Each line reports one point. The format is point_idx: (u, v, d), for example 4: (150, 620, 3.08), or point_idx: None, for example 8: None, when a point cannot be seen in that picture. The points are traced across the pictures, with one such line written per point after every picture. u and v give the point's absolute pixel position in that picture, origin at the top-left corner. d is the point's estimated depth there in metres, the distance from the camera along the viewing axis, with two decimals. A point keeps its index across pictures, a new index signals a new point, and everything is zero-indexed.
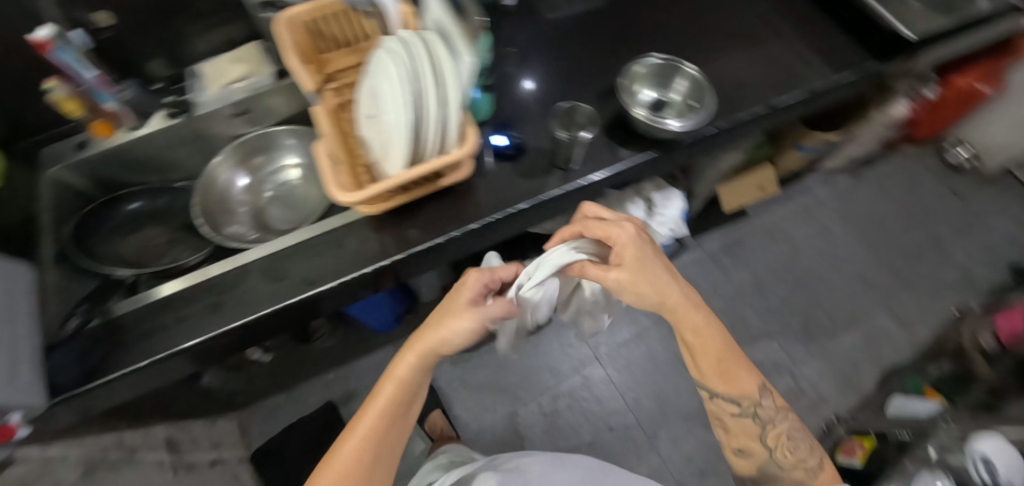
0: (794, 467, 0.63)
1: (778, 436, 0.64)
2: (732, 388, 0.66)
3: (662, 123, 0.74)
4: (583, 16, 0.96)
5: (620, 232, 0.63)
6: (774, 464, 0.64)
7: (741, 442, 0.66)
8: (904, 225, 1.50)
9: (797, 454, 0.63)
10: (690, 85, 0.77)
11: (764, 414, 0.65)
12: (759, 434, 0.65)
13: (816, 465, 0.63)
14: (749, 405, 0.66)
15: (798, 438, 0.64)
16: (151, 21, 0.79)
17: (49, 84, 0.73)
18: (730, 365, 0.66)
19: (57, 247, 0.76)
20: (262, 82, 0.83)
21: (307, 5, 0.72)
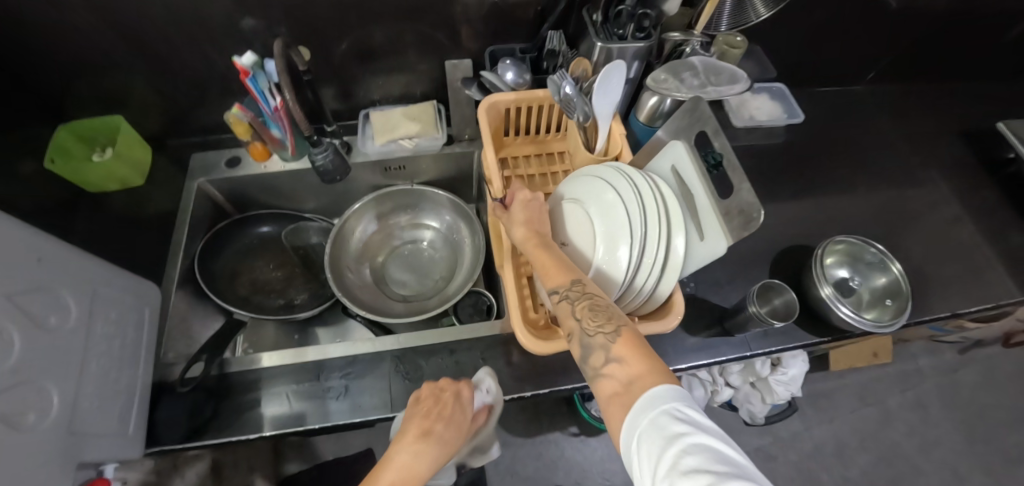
0: (595, 334, 0.45)
1: (582, 308, 0.47)
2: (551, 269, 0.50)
3: (838, 307, 0.67)
4: (759, 152, 0.92)
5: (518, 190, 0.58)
6: (585, 337, 0.46)
7: (566, 325, 0.48)
8: (1009, 424, 1.37)
9: (596, 318, 0.45)
10: (888, 287, 0.71)
11: (575, 290, 0.48)
12: (574, 311, 0.47)
13: (619, 329, 0.44)
14: (564, 288, 0.48)
15: (603, 307, 0.46)
16: (339, 62, 0.77)
17: (233, 109, 0.70)
18: (556, 259, 0.51)
19: (184, 266, 0.74)
20: (427, 145, 0.80)
21: (511, 93, 0.68)
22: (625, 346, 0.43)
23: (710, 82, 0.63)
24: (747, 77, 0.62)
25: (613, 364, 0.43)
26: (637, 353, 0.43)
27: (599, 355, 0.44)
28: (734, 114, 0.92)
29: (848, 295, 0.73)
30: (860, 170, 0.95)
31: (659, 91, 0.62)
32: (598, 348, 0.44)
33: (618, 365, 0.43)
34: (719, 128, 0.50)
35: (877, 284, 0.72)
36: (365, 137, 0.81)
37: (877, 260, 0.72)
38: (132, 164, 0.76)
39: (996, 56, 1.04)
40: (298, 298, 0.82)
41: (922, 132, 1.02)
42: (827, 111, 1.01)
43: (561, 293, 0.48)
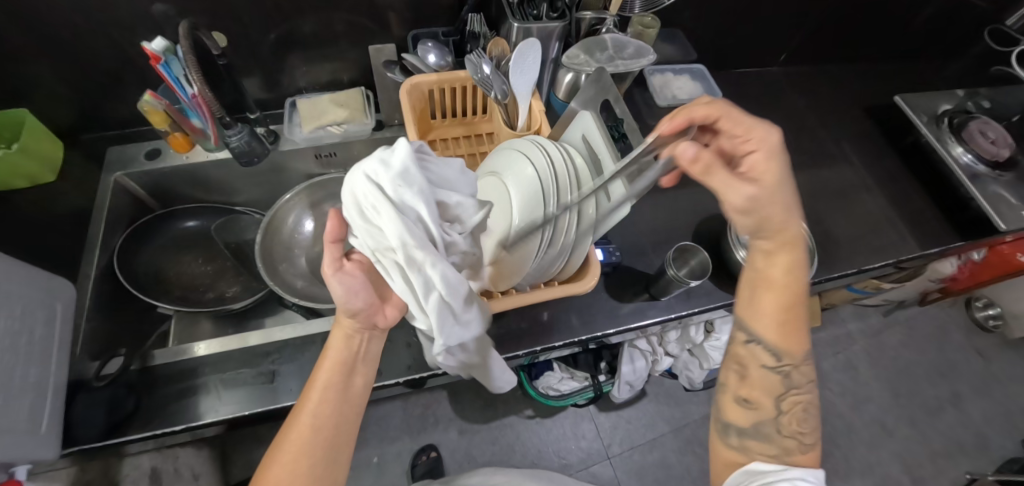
0: (789, 436, 0.55)
1: (794, 402, 0.56)
2: (781, 338, 0.55)
3: (752, 267, 0.71)
4: None
5: (761, 134, 0.51)
6: (773, 428, 0.56)
7: (751, 395, 0.57)
8: (929, 378, 1.49)
9: (801, 427, 0.56)
10: (797, 245, 0.76)
11: (794, 380, 0.56)
12: (781, 399, 0.56)
13: (811, 442, 0.55)
14: (782, 365, 0.56)
15: (808, 416, 0.56)
16: (258, 49, 0.76)
17: (146, 97, 0.68)
18: (799, 324, 0.56)
19: (102, 263, 0.71)
20: (356, 131, 0.80)
21: (431, 74, 0.69)
22: (805, 457, 0.55)
23: (619, 56, 0.66)
24: (653, 49, 0.65)
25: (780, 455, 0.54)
26: (813, 462, 0.55)
27: (775, 448, 0.55)
28: (658, 93, 0.96)
29: None
30: None
31: (571, 67, 0.65)
32: (779, 447, 0.55)
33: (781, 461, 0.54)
34: (619, 95, 0.54)
35: (788, 243, 0.78)
36: (293, 124, 0.80)
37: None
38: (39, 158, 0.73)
39: (892, 36, 1.14)
40: (231, 290, 0.82)
41: (831, 108, 1.09)
42: (745, 91, 1.07)
43: (778, 371, 0.56)
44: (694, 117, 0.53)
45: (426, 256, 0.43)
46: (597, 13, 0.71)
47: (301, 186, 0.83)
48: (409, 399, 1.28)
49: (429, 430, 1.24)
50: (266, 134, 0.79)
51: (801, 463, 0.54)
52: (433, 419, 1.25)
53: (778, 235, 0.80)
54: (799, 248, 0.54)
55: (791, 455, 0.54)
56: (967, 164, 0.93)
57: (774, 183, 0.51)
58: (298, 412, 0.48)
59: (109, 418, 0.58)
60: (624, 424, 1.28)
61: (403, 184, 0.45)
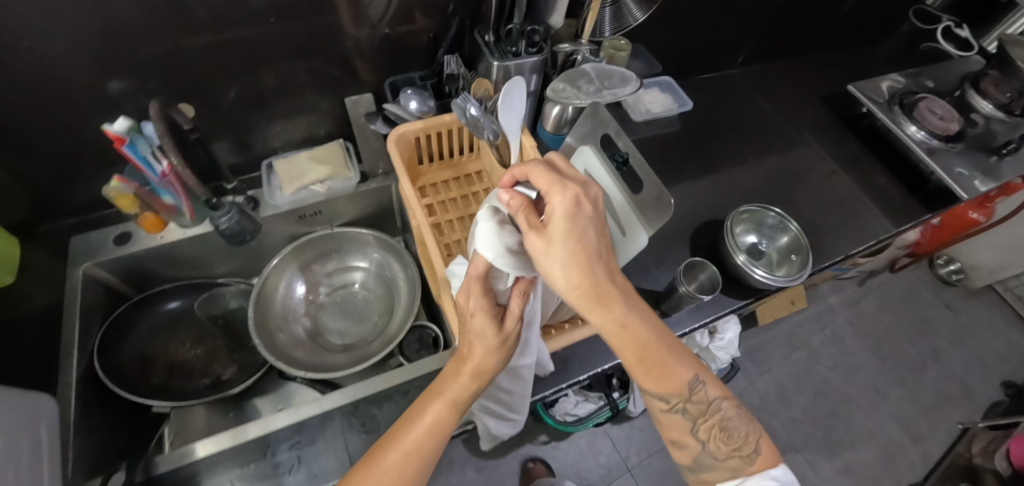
0: (728, 456, 0.50)
1: (711, 427, 0.51)
2: (660, 384, 0.50)
3: (751, 270, 0.73)
4: (660, 141, 0.99)
5: (556, 198, 0.44)
6: (708, 456, 0.51)
7: (677, 435, 0.53)
8: (909, 338, 1.58)
9: (731, 443, 0.50)
10: (793, 244, 0.79)
11: (696, 411, 0.50)
12: (697, 430, 0.51)
13: (756, 450, 0.50)
14: (680, 403, 0.51)
15: (733, 430, 0.51)
16: (226, 114, 0.72)
17: (113, 182, 0.63)
18: (666, 363, 0.50)
19: (82, 367, 0.66)
20: (340, 187, 0.77)
21: (417, 122, 0.67)
22: (756, 466, 0.49)
23: (605, 86, 0.67)
24: (635, 76, 0.67)
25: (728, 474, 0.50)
26: (767, 461, 0.50)
27: (725, 471, 0.50)
28: (632, 110, 0.99)
29: (761, 258, 0.81)
30: (750, 143, 1.04)
31: (560, 101, 0.65)
32: (725, 469, 0.50)
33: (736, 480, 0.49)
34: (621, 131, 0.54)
35: (782, 242, 0.81)
36: (271, 188, 0.76)
37: (777, 222, 0.80)
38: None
39: (833, 28, 1.21)
40: (227, 372, 0.76)
41: (790, 101, 1.15)
42: (710, 96, 1.11)
43: (675, 409, 0.51)
44: (514, 175, 0.49)
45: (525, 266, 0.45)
46: (574, 44, 0.71)
47: (286, 249, 0.78)
48: None
49: (446, 474, 1.20)
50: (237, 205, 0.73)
51: (753, 473, 0.49)
52: (447, 461, 1.21)
53: (772, 235, 0.82)
54: (616, 306, 0.47)
55: (743, 471, 0.49)
56: (922, 141, 0.99)
57: (566, 239, 0.44)
58: (409, 432, 0.49)
59: None
60: (638, 433, 1.29)
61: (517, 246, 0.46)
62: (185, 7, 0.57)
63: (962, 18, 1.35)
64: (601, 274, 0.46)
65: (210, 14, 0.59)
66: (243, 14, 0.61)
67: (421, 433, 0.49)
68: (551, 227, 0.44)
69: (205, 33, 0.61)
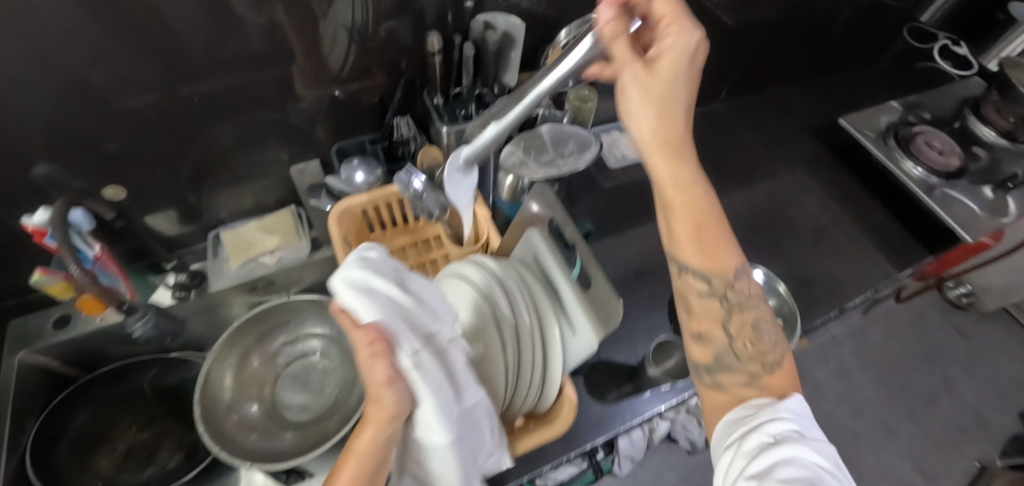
0: (750, 360, 0.46)
1: (742, 322, 0.47)
2: (702, 257, 0.47)
3: None
4: (639, 186, 0.93)
5: (673, 42, 0.41)
6: (730, 355, 0.47)
7: (705, 326, 0.48)
8: (919, 368, 1.49)
9: (757, 344, 0.47)
10: (779, 307, 0.72)
11: (734, 298, 0.47)
12: (726, 317, 0.47)
13: (777, 360, 0.47)
14: (720, 286, 0.47)
15: (763, 332, 0.48)
16: (165, 189, 0.68)
17: (37, 275, 0.59)
18: (710, 244, 0.47)
19: (11, 466, 0.62)
20: (291, 258, 0.73)
21: (361, 196, 0.63)
22: (776, 378, 0.46)
23: (561, 152, 0.62)
24: (594, 141, 0.62)
25: (758, 391, 0.45)
26: (787, 384, 0.46)
27: (744, 376, 0.46)
28: (607, 155, 0.94)
29: None
30: (736, 184, 0.98)
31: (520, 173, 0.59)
32: (746, 372, 0.46)
33: (759, 390, 0.45)
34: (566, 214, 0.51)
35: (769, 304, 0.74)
36: (219, 260, 0.72)
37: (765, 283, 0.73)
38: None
39: (823, 53, 1.15)
40: (173, 459, 0.71)
41: (779, 134, 1.09)
42: (693, 133, 1.05)
43: (709, 293, 0.47)
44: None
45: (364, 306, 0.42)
46: (529, 106, 0.67)
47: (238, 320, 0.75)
48: None
49: None
50: (175, 287, 0.68)
51: (774, 387, 0.45)
52: None
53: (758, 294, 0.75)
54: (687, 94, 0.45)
55: (761, 379, 0.46)
56: (919, 177, 0.93)
57: (676, 72, 0.41)
58: None
59: None
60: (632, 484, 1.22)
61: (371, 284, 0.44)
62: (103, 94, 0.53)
63: (960, 34, 1.29)
64: (677, 127, 0.44)
65: (131, 93, 0.55)
66: (170, 95, 0.57)
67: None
68: (669, 60, 0.41)
69: (130, 117, 0.57)
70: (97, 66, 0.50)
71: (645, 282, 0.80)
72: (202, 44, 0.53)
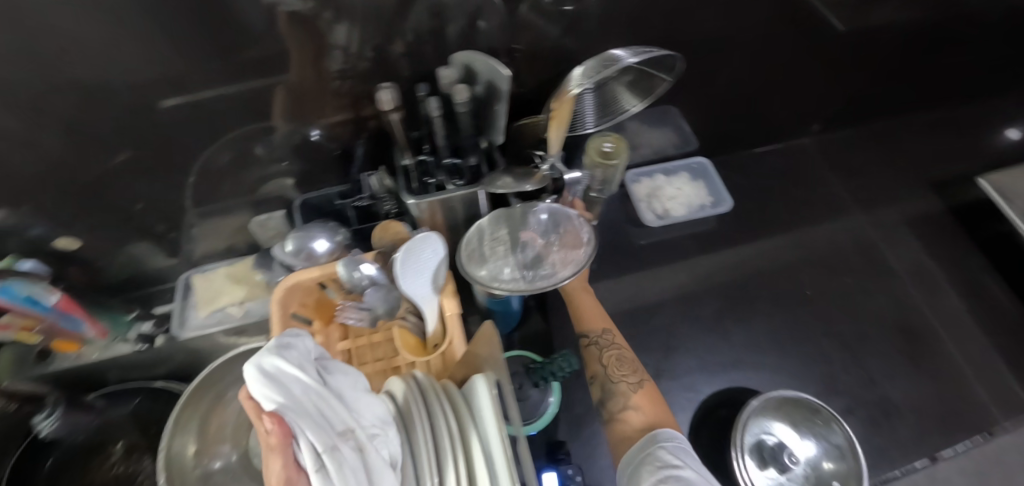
0: (619, 381, 0.54)
1: (611, 357, 0.56)
2: (590, 319, 0.59)
3: None
4: (680, 248, 0.75)
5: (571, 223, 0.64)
6: (609, 383, 0.54)
7: (591, 368, 0.57)
8: None
9: (621, 370, 0.54)
10: (840, 473, 0.54)
11: (604, 343, 0.57)
12: (602, 358, 0.56)
13: (641, 382, 0.53)
14: (596, 336, 0.58)
15: (627, 361, 0.55)
16: (134, 226, 0.63)
17: None
18: (593, 307, 0.61)
19: None
20: (258, 310, 0.66)
21: (315, 268, 0.53)
22: (643, 397, 0.52)
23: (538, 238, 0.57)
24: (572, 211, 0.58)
25: (632, 412, 0.51)
26: (654, 403, 0.52)
27: (620, 401, 0.52)
28: (644, 208, 0.76)
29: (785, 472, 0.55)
30: (813, 252, 0.76)
31: (473, 270, 0.52)
32: (620, 393, 0.53)
33: (634, 412, 0.51)
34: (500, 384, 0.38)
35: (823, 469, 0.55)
36: (185, 306, 0.67)
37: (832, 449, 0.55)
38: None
39: (961, 75, 0.86)
40: None
41: (881, 184, 0.84)
42: (764, 176, 0.83)
43: (591, 338, 0.58)
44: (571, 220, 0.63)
45: (273, 394, 0.33)
46: (517, 178, 0.51)
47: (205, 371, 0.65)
48: None
49: None
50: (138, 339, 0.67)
51: (642, 405, 0.51)
52: None
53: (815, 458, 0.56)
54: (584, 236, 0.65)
55: (630, 399, 0.52)
56: None
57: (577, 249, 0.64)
58: None
59: None
60: None
61: (287, 369, 0.36)
62: (37, 132, 0.48)
63: None
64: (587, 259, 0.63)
65: (66, 134, 0.49)
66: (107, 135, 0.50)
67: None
68: None
69: (75, 154, 0.52)
70: (19, 103, 0.45)
71: (663, 389, 0.63)
72: (135, 78, 0.47)
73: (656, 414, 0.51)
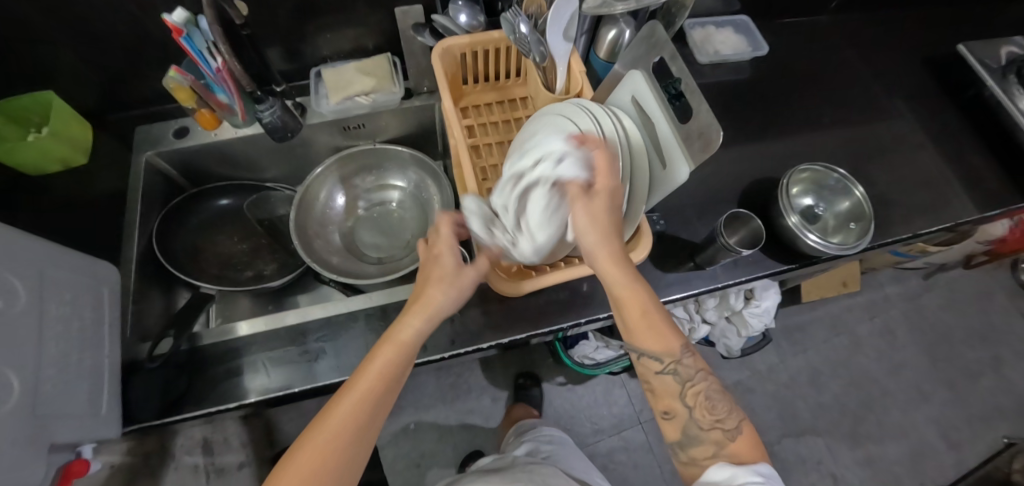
0: (711, 428, 0.53)
1: (697, 394, 0.54)
2: (655, 343, 0.53)
3: (824, 246, 0.67)
4: (726, 88, 0.90)
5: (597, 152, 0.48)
6: (696, 427, 0.54)
7: (665, 403, 0.56)
8: (967, 341, 1.45)
9: (715, 414, 0.53)
10: (851, 211, 0.71)
11: (685, 374, 0.54)
12: (685, 394, 0.54)
13: (736, 426, 0.54)
14: (671, 364, 0.53)
15: (717, 399, 0.54)
16: (274, 17, 0.72)
17: (172, 72, 0.65)
18: (662, 325, 0.53)
19: (141, 246, 0.71)
20: (384, 101, 0.77)
21: (464, 38, 0.65)
22: (736, 443, 0.52)
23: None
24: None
25: (722, 457, 0.52)
26: (746, 448, 0.52)
27: (710, 446, 0.53)
28: (698, 49, 0.90)
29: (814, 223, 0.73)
30: (828, 99, 0.93)
31: (597, 14, 0.60)
32: (710, 443, 0.53)
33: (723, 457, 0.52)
34: (675, 51, 0.49)
35: (842, 208, 0.72)
36: (318, 97, 0.78)
37: (840, 185, 0.72)
38: (30, 148, 0.67)
39: None
40: (268, 268, 0.79)
41: (885, 56, 1.01)
42: (792, 41, 0.98)
43: (676, 366, 0.53)
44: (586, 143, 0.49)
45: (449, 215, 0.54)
46: None
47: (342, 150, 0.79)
48: (443, 369, 1.29)
49: (465, 397, 1.27)
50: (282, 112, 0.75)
51: (734, 452, 0.52)
52: (467, 388, 1.28)
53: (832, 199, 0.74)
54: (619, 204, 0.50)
55: (726, 447, 0.52)
56: None
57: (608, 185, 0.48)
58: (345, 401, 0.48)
59: (165, 398, 0.60)
60: None
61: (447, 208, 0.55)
62: None
63: None
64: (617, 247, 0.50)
65: None
66: None
67: (353, 400, 0.47)
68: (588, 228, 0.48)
69: None
70: None
71: (715, 178, 0.79)
72: None
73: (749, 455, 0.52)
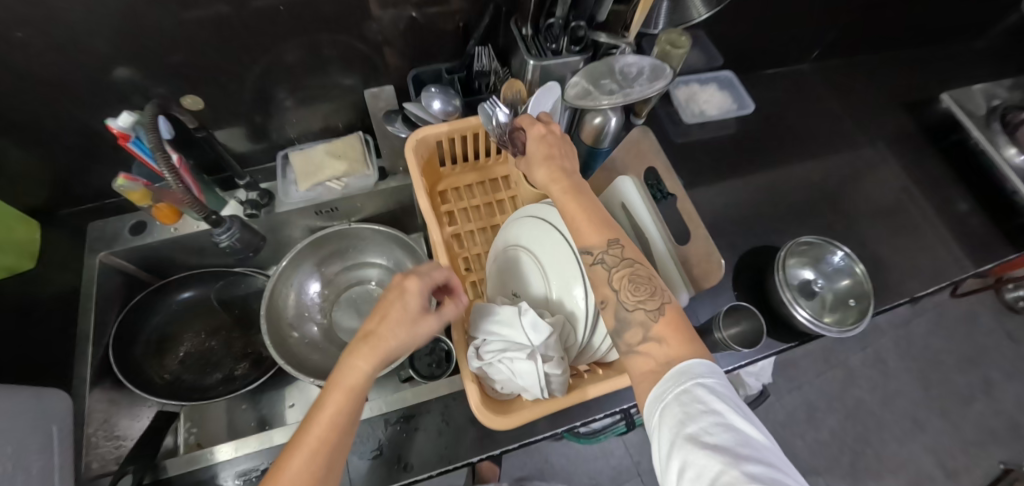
0: (635, 307, 0.42)
1: (625, 277, 0.43)
2: (590, 233, 0.46)
3: (822, 327, 0.64)
4: (713, 147, 0.88)
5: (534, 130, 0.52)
6: (623, 309, 0.43)
7: (599, 292, 0.44)
8: (958, 366, 1.45)
9: (640, 293, 0.42)
10: (852, 288, 0.69)
11: (615, 259, 0.44)
12: (611, 279, 0.44)
13: (663, 307, 0.42)
14: (601, 251, 0.45)
15: (646, 281, 0.43)
16: (234, 105, 0.68)
17: (120, 180, 0.59)
18: (597, 216, 0.47)
19: (98, 357, 0.65)
20: (356, 185, 0.73)
21: (440, 126, 0.61)
22: (664, 324, 0.40)
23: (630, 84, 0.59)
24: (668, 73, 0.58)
25: (652, 343, 0.40)
26: (682, 337, 0.39)
27: (637, 329, 0.41)
28: (684, 110, 0.88)
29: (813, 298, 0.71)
30: (815, 152, 0.92)
31: (583, 106, 0.57)
32: (637, 324, 0.41)
33: (653, 342, 0.40)
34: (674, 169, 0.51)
35: (841, 286, 0.70)
36: (286, 182, 0.73)
37: (841, 263, 0.70)
38: None
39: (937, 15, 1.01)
40: (239, 368, 0.74)
41: (868, 102, 1.00)
42: (775, 92, 0.97)
43: (596, 255, 0.45)
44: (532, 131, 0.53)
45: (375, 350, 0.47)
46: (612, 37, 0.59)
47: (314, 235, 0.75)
48: None
49: None
50: (246, 204, 0.70)
51: (668, 345, 0.39)
52: None
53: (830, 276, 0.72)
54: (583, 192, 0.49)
55: (651, 328, 0.41)
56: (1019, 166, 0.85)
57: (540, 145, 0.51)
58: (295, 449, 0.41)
59: None
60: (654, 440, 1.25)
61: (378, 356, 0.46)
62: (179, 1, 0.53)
63: None
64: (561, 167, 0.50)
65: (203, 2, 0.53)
66: (241, 6, 0.55)
67: (305, 456, 0.40)
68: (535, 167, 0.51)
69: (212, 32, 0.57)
70: None
71: None
72: None
73: (680, 340, 0.39)
